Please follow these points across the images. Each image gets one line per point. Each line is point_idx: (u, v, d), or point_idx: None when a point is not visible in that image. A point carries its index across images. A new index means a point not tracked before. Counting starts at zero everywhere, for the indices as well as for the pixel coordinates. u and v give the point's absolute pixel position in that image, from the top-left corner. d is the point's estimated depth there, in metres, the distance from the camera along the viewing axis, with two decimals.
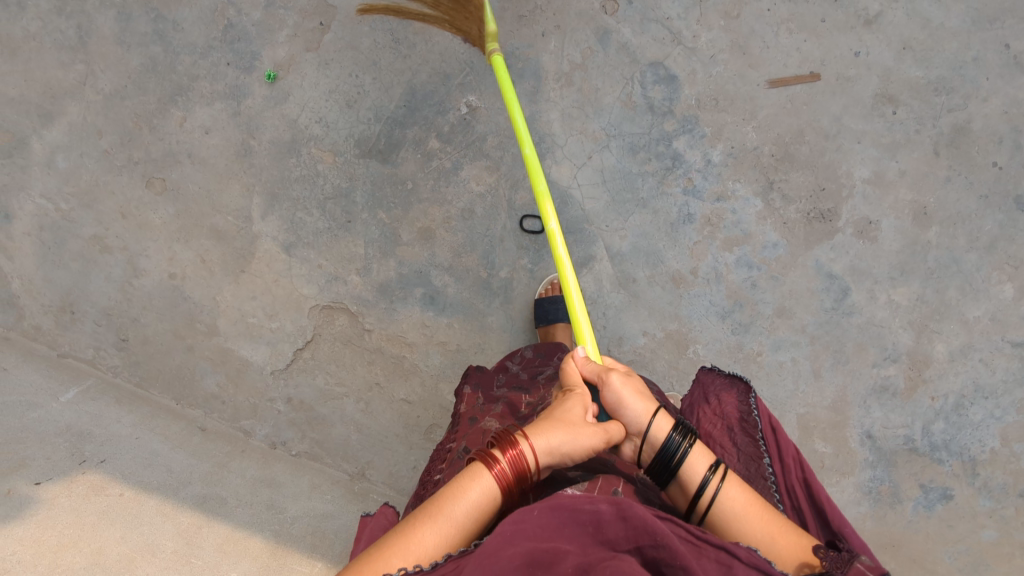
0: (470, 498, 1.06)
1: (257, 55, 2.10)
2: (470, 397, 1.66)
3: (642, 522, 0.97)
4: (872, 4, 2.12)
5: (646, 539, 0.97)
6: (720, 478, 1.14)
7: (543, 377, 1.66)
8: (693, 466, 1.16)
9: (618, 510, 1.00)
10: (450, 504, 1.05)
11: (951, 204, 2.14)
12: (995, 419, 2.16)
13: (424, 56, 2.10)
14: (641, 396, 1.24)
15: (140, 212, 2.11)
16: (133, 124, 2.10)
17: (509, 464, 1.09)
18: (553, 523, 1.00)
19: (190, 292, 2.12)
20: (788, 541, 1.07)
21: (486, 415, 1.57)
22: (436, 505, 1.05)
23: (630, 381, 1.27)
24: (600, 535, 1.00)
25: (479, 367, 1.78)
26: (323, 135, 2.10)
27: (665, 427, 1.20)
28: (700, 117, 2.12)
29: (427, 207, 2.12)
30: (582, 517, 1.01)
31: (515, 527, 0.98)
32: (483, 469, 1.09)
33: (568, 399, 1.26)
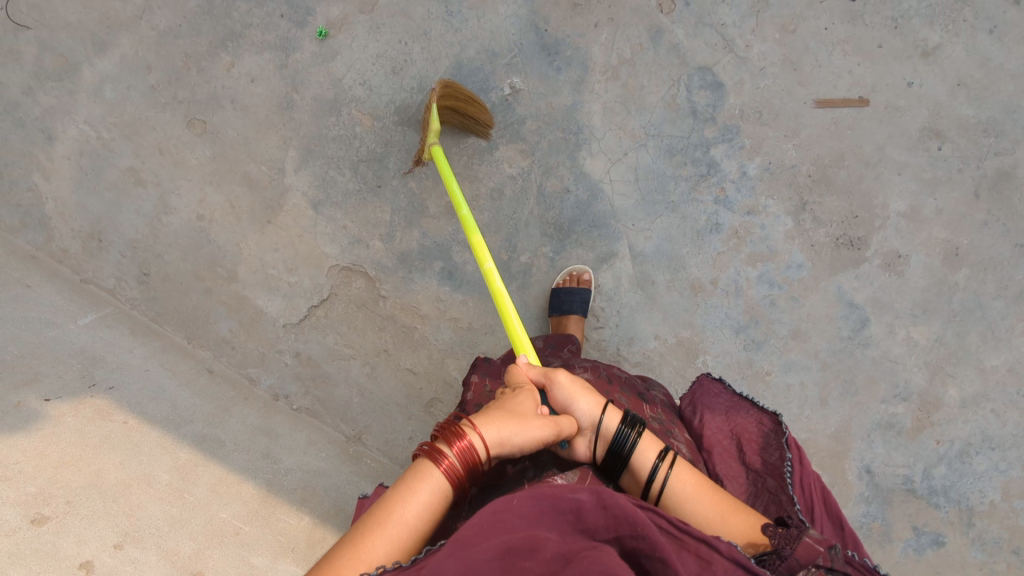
0: (421, 498, 1.08)
1: (311, 11, 2.11)
2: (478, 383, 1.65)
3: (622, 511, 0.97)
4: (933, 36, 2.07)
5: (626, 529, 0.97)
6: (668, 464, 1.21)
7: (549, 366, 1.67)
8: (642, 456, 1.23)
9: (598, 499, 1.00)
10: (400, 508, 1.06)
11: (984, 249, 2.11)
12: (999, 471, 2.15)
13: (476, 32, 2.10)
14: (586, 395, 1.29)
15: (177, 151, 2.14)
16: (182, 64, 2.12)
17: (458, 458, 1.11)
18: (532, 513, 1.01)
19: (215, 235, 2.15)
20: (735, 519, 1.13)
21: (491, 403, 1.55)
22: (386, 508, 1.06)
23: (574, 381, 1.32)
24: (579, 523, 1.00)
25: (486, 359, 1.74)
26: (365, 98, 2.12)
27: (615, 421, 1.26)
28: (742, 128, 2.10)
29: (458, 183, 2.12)
30: (561, 507, 1.02)
31: (493, 517, 1.00)
32: (432, 467, 1.10)
33: (519, 395, 1.28)
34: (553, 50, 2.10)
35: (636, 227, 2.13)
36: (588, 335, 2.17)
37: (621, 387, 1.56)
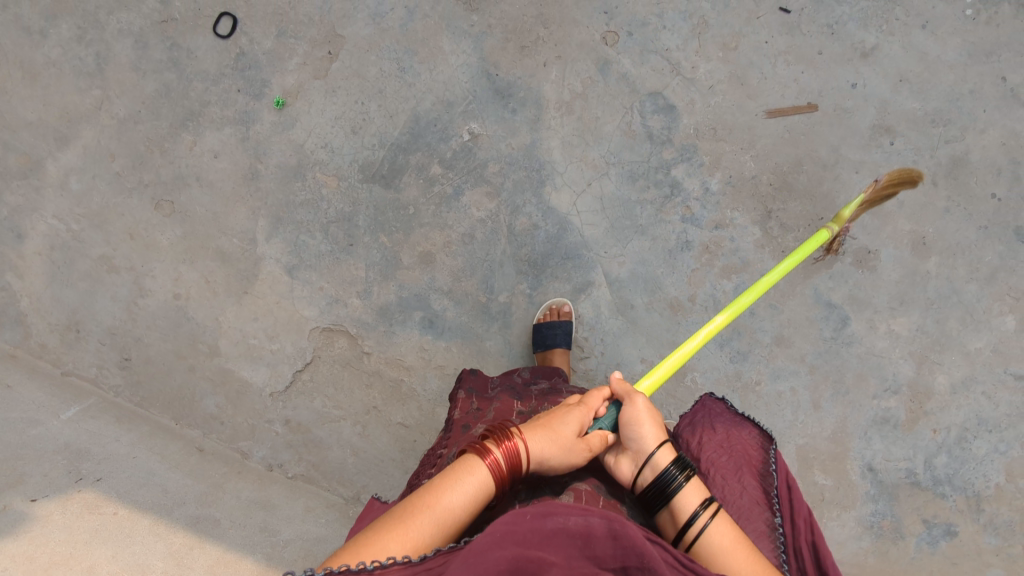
0: (463, 487, 1.13)
1: (267, 82, 2.09)
2: (465, 401, 1.69)
3: (634, 545, 1.00)
4: (869, 37, 2.13)
5: (633, 562, 1.00)
6: (708, 515, 1.16)
7: (535, 391, 1.70)
8: (685, 500, 1.19)
9: (611, 528, 1.02)
10: (441, 494, 1.11)
11: (950, 235, 2.16)
12: (999, 453, 2.22)
13: (429, 84, 2.09)
14: (654, 427, 1.27)
15: (148, 234, 2.13)
16: (145, 148, 2.11)
17: (503, 457, 1.18)
18: (544, 531, 1.02)
19: (194, 312, 2.15)
20: None
21: (479, 422, 1.56)
22: (428, 491, 1.12)
23: (651, 410, 1.30)
24: (588, 550, 1.02)
25: (474, 371, 1.80)
26: (328, 160, 2.11)
27: (665, 459, 1.23)
28: (699, 146, 2.12)
29: (429, 232, 2.13)
30: (572, 531, 1.03)
31: (506, 529, 1.00)
32: (479, 460, 1.17)
33: (568, 412, 1.32)
34: (506, 93, 2.10)
35: (609, 254, 2.15)
36: (576, 366, 2.17)
37: None
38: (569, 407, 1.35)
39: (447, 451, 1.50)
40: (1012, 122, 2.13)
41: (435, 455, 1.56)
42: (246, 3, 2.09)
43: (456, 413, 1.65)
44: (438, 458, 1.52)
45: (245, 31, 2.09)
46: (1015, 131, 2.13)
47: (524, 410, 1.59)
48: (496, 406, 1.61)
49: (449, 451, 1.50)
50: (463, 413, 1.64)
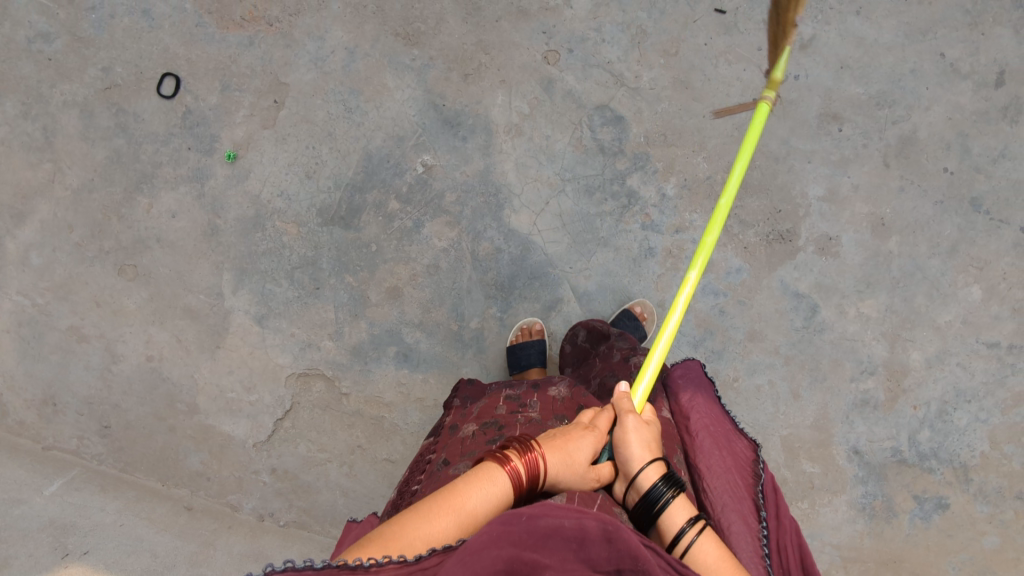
0: (482, 490, 1.09)
1: (216, 137, 2.09)
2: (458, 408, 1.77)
3: (628, 547, 0.98)
4: (806, 28, 2.16)
5: (626, 563, 0.98)
6: (696, 532, 1.14)
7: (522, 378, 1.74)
8: (673, 517, 1.16)
9: (605, 530, 0.99)
10: (463, 496, 1.07)
11: (908, 213, 2.19)
12: (981, 422, 2.25)
13: (378, 122, 2.10)
14: (647, 447, 1.24)
15: (114, 300, 2.12)
16: (102, 216, 2.10)
17: (522, 466, 1.14)
18: (540, 531, 0.97)
19: (169, 372, 2.15)
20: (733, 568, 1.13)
21: (466, 422, 1.65)
22: (449, 492, 1.08)
23: (643, 429, 1.27)
24: (582, 551, 0.99)
25: (470, 381, 1.90)
26: (286, 208, 2.11)
27: (653, 477, 1.20)
28: (651, 154, 2.14)
29: (393, 267, 2.14)
30: (567, 533, 0.98)
31: (504, 528, 0.96)
32: (499, 468, 1.13)
33: (583, 436, 1.26)
34: (455, 122, 2.11)
35: (575, 269, 2.16)
36: None
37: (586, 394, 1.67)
38: (580, 429, 1.28)
39: (436, 457, 1.58)
40: (955, 97, 2.16)
41: (422, 462, 1.65)
42: (188, 61, 2.08)
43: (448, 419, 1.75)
44: (429, 464, 1.59)
45: (190, 89, 2.08)
46: (959, 105, 2.16)
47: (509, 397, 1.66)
48: (483, 402, 1.68)
49: (440, 457, 1.56)
50: (455, 416, 1.72)
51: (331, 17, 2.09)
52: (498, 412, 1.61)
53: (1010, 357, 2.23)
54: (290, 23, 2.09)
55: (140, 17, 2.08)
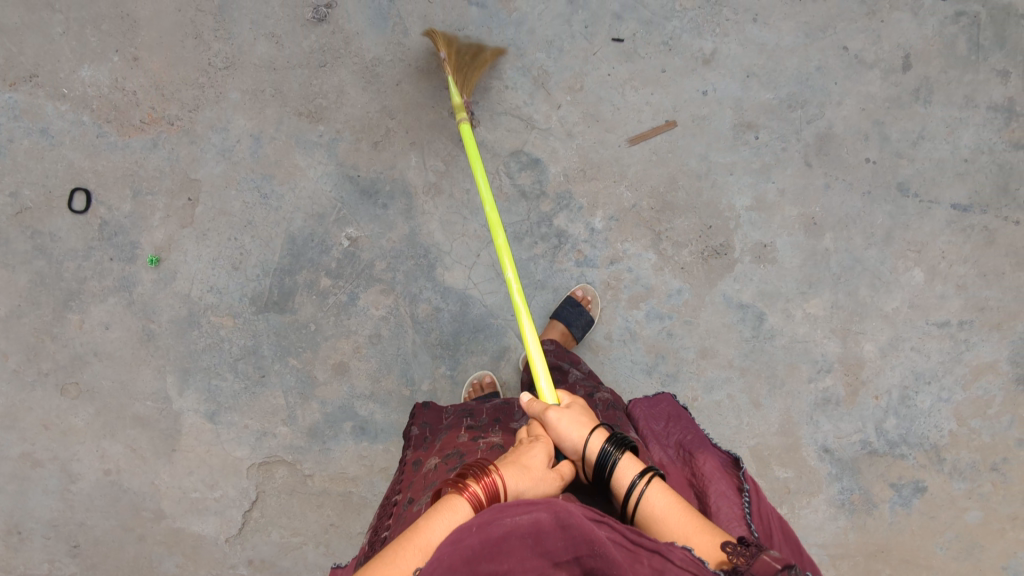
0: (444, 521, 1.00)
1: (136, 243, 2.08)
2: (419, 436, 1.63)
3: (584, 532, 0.88)
4: (706, 43, 2.15)
5: (585, 550, 0.89)
6: (645, 482, 1.16)
7: (486, 406, 1.65)
8: (622, 475, 1.19)
9: (557, 519, 0.88)
10: (425, 532, 0.98)
11: (838, 208, 2.19)
12: (944, 401, 2.22)
13: (295, 203, 2.09)
14: (581, 425, 1.29)
15: (62, 420, 2.11)
16: (35, 338, 2.08)
17: (481, 489, 1.07)
18: (493, 538, 0.86)
19: (128, 483, 2.12)
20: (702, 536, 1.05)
21: (429, 456, 1.51)
22: (411, 531, 0.98)
23: (570, 414, 1.33)
24: (538, 547, 0.88)
25: (427, 404, 1.75)
26: (218, 302, 2.09)
27: (598, 443, 1.25)
28: (573, 191, 2.14)
29: (335, 342, 2.11)
30: (521, 532, 0.87)
31: (456, 547, 0.85)
32: (457, 496, 1.05)
33: (529, 447, 1.25)
34: (372, 191, 2.10)
35: (516, 315, 2.12)
36: None
37: None
38: (526, 443, 1.29)
39: (400, 497, 1.40)
40: (865, 87, 2.17)
41: (388, 506, 1.43)
42: (95, 173, 2.07)
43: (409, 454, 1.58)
44: (393, 508, 1.39)
45: (101, 201, 2.07)
46: (869, 95, 2.17)
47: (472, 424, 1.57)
48: (444, 436, 1.56)
49: (404, 497, 1.39)
50: (416, 450, 1.58)
51: (230, 107, 2.08)
52: (459, 439, 1.50)
53: (963, 333, 2.21)
54: (190, 119, 2.08)
55: (39, 137, 2.06)
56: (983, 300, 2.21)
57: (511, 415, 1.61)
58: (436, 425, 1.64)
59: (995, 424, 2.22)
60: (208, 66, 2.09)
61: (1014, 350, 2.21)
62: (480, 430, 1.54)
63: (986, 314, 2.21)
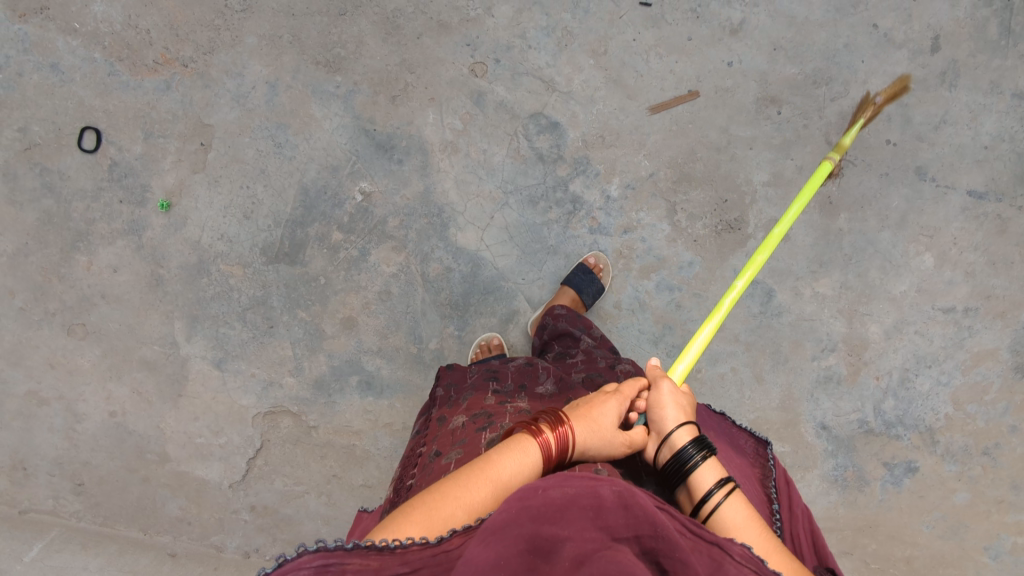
0: (517, 459, 1.08)
1: (147, 187, 2.05)
2: (445, 393, 1.65)
3: (647, 512, 0.86)
4: (735, 13, 2.11)
5: (646, 530, 0.85)
6: (723, 493, 1.10)
7: (512, 368, 1.65)
8: (701, 478, 1.14)
9: (621, 497, 0.88)
10: (498, 466, 1.06)
11: (855, 188, 2.18)
12: (943, 385, 2.25)
13: (309, 154, 2.06)
14: (680, 411, 1.26)
15: (68, 360, 2.10)
16: (42, 278, 2.06)
17: (555, 440, 1.14)
18: (556, 502, 0.86)
19: (134, 425, 2.13)
20: (779, 560, 1.02)
21: (454, 413, 1.51)
22: (484, 463, 1.06)
23: (671, 394, 1.30)
24: (600, 521, 0.85)
25: (450, 366, 1.78)
26: (228, 251, 2.07)
27: (683, 439, 1.20)
28: (591, 157, 2.11)
29: (344, 297, 2.10)
30: (582, 502, 0.87)
31: (521, 505, 0.85)
32: (529, 438, 1.13)
33: (605, 402, 1.29)
34: (388, 145, 2.07)
35: (527, 279, 2.12)
36: None
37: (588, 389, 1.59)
38: (602, 396, 1.32)
39: (426, 450, 1.44)
40: (892, 67, 2.14)
41: (414, 456, 1.47)
42: (105, 112, 2.03)
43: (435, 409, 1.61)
44: (419, 458, 1.44)
45: (112, 140, 2.03)
46: (896, 75, 2.14)
47: (499, 388, 1.56)
48: (470, 395, 1.56)
49: (431, 449, 1.43)
50: (440, 407, 1.60)
51: (247, 52, 2.04)
52: (487, 402, 1.51)
53: (967, 320, 2.23)
54: (205, 62, 2.04)
55: (49, 72, 2.01)
56: (990, 288, 2.23)
57: (536, 379, 1.61)
58: (461, 384, 1.66)
59: (990, 410, 2.26)
60: (225, 7, 2.03)
61: (1015, 339, 2.24)
62: (507, 395, 1.54)
63: (991, 302, 2.23)
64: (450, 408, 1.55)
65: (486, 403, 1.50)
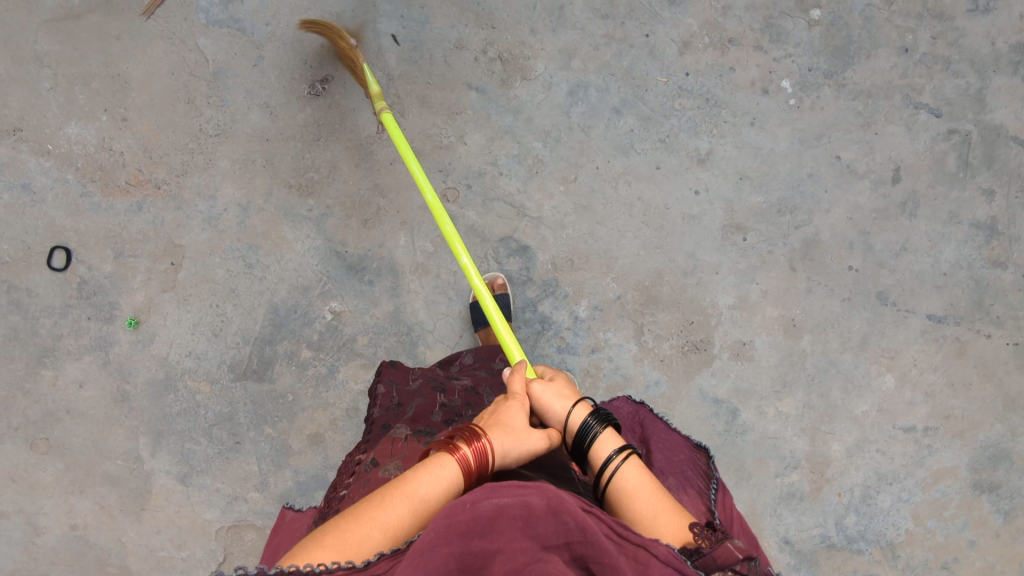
0: (433, 475, 1.00)
1: (116, 304, 2.05)
2: (386, 394, 1.58)
3: (577, 520, 0.86)
4: (702, 143, 2.19)
5: (576, 536, 0.86)
6: (621, 458, 1.13)
7: (458, 385, 1.62)
8: (601, 450, 1.16)
9: (550, 505, 0.86)
10: (414, 482, 0.98)
11: (818, 311, 2.20)
12: (904, 501, 2.18)
13: (280, 275, 2.08)
14: (564, 396, 1.26)
15: (29, 473, 2.04)
16: (6, 393, 2.04)
17: (474, 454, 1.06)
18: (485, 515, 0.84)
19: (95, 538, 2.04)
20: (669, 520, 1.04)
21: (398, 421, 1.49)
22: (399, 480, 0.98)
23: (554, 386, 1.29)
24: (529, 530, 0.85)
25: (393, 363, 1.69)
26: (195, 367, 2.06)
27: (582, 416, 1.22)
28: (559, 280, 2.14)
29: (312, 413, 2.07)
30: (511, 512, 0.85)
31: (449, 520, 0.83)
32: (448, 456, 1.05)
33: (509, 408, 1.25)
34: (359, 267, 2.09)
35: None
36: None
37: None
38: (504, 402, 1.28)
39: (365, 457, 1.41)
40: (854, 197, 2.21)
41: (353, 462, 1.44)
42: (76, 232, 2.05)
43: (376, 411, 1.54)
44: (357, 464, 1.42)
45: (82, 259, 2.05)
46: (857, 206, 2.21)
47: (448, 402, 1.55)
48: (418, 401, 1.55)
49: (368, 457, 1.41)
50: (382, 408, 1.54)
51: (220, 174, 2.08)
52: (433, 417, 1.50)
53: (927, 439, 2.19)
54: (178, 184, 2.07)
55: (21, 192, 2.04)
56: (949, 408, 2.20)
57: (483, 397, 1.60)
58: (403, 385, 1.60)
59: (949, 525, 2.18)
60: (199, 131, 2.08)
61: (973, 457, 2.19)
62: (454, 410, 1.54)
63: (950, 422, 2.20)
64: (396, 415, 1.52)
65: (433, 418, 1.50)
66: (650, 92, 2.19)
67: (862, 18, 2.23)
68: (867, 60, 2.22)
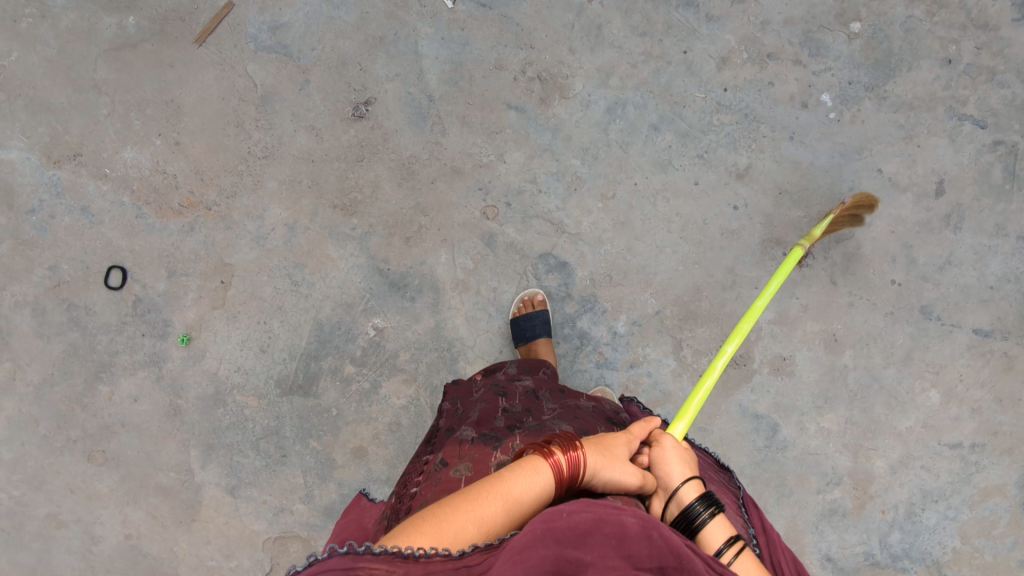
0: (528, 478, 1.03)
1: (168, 321, 2.13)
2: (450, 409, 1.64)
3: (670, 544, 0.89)
4: (741, 158, 2.19)
5: (669, 561, 0.89)
6: (733, 552, 1.04)
7: (519, 391, 1.63)
8: (709, 540, 1.06)
9: (645, 527, 0.89)
10: (509, 482, 1.01)
11: (860, 326, 2.18)
12: (950, 519, 2.14)
13: (325, 292, 2.13)
14: (687, 467, 1.17)
15: (87, 484, 2.12)
16: (65, 407, 2.12)
17: (566, 463, 1.07)
18: (581, 527, 0.87)
19: (148, 547, 2.11)
20: None
21: (462, 425, 1.49)
22: (495, 480, 1.01)
23: (677, 448, 1.22)
24: (622, 549, 0.88)
25: (456, 383, 1.79)
26: (244, 382, 2.12)
27: (692, 495, 1.12)
28: (598, 295, 2.16)
29: (356, 427, 2.11)
30: (607, 528, 0.88)
31: (546, 526, 0.86)
32: (540, 460, 1.07)
33: (616, 440, 1.21)
34: (401, 284, 2.14)
35: None
36: None
37: (593, 414, 1.58)
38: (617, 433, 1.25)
39: (432, 459, 1.42)
40: (896, 210, 2.19)
41: (419, 464, 1.46)
42: (131, 252, 2.13)
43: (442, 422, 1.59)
44: (425, 466, 1.42)
45: (137, 278, 2.13)
46: (900, 219, 2.18)
47: (509, 407, 1.54)
48: (480, 406, 1.55)
49: (436, 458, 1.40)
50: (449, 419, 1.60)
51: (267, 195, 2.15)
52: (497, 422, 1.48)
53: (975, 456, 2.15)
54: (227, 205, 2.14)
55: (79, 214, 2.13)
56: (997, 424, 2.16)
57: (542, 404, 1.59)
58: (466, 398, 1.65)
59: (998, 544, 2.14)
60: (248, 154, 2.15)
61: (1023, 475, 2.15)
62: (515, 416, 1.51)
63: (999, 438, 2.16)
64: (460, 422, 1.52)
65: (497, 422, 1.48)
66: (688, 109, 2.20)
67: (903, 30, 2.21)
68: (909, 72, 2.20)
